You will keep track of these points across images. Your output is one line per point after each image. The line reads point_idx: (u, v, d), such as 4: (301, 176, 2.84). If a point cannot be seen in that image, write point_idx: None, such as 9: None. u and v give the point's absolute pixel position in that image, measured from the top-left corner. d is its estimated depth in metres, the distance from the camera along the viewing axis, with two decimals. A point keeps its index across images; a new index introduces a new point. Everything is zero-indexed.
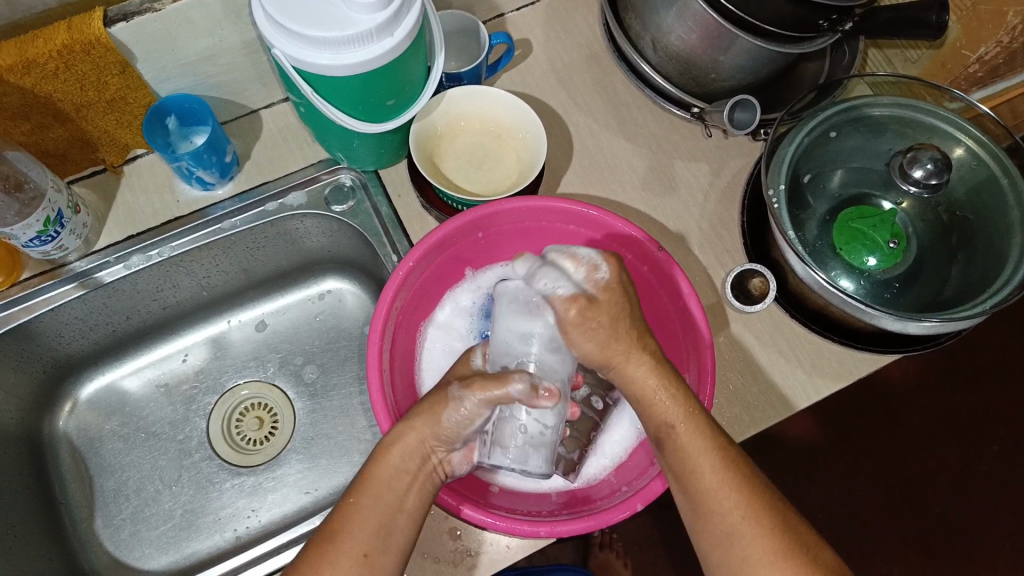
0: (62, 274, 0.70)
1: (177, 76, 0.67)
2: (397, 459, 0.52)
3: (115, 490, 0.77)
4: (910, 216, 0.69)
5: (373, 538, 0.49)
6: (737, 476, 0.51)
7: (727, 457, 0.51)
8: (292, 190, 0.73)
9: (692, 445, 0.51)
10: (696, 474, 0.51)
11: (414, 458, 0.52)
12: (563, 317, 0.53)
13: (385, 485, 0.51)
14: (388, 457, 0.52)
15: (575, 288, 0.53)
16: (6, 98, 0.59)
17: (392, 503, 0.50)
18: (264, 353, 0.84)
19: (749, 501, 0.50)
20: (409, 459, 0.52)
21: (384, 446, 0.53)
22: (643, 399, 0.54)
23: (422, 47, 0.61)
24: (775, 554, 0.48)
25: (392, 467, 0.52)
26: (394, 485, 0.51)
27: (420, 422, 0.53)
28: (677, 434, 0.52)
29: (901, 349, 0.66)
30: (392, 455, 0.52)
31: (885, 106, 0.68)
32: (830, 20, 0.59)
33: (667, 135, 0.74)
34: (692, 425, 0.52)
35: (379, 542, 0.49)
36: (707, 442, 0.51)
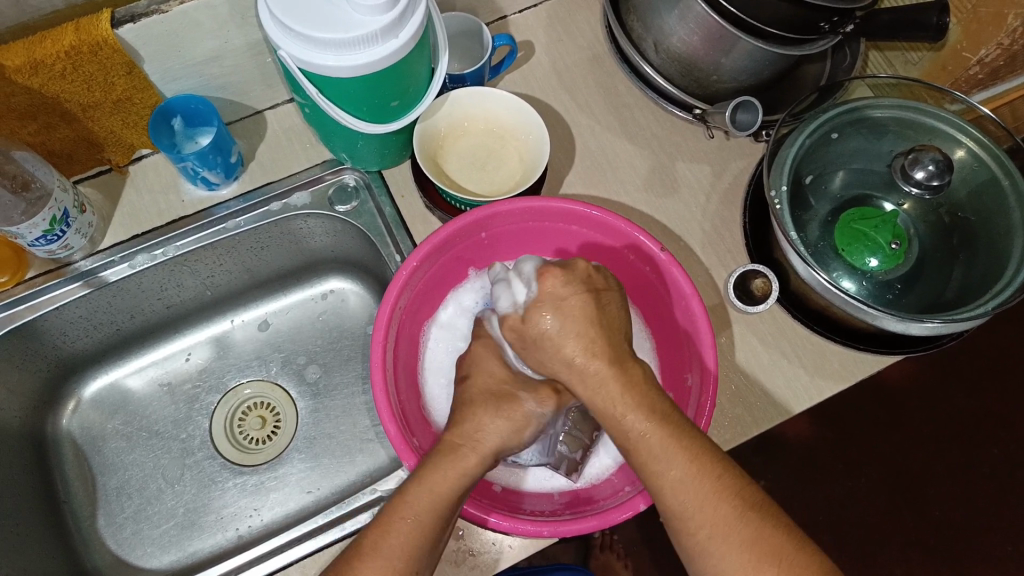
0: (66, 273, 0.70)
1: (183, 77, 0.68)
2: (451, 496, 0.50)
3: (118, 489, 0.77)
4: (912, 217, 0.69)
5: (408, 570, 0.47)
6: (708, 488, 0.48)
7: (698, 468, 0.48)
8: (295, 191, 0.74)
9: (663, 470, 0.49)
10: (668, 489, 0.49)
11: (468, 481, 0.51)
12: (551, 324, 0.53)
13: (434, 517, 0.49)
14: (445, 490, 0.50)
15: (516, 305, 0.56)
16: (14, 98, 0.60)
17: (433, 529, 0.49)
18: (267, 353, 0.84)
19: (715, 509, 0.47)
20: (458, 490, 0.50)
21: (441, 472, 0.50)
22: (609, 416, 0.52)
23: (426, 49, 0.62)
24: (749, 564, 0.46)
25: (441, 502, 0.49)
26: (439, 518, 0.49)
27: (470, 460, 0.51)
28: (644, 453, 0.50)
29: (903, 349, 0.66)
30: (447, 492, 0.50)
31: (886, 108, 0.69)
32: (831, 22, 0.59)
33: (669, 136, 0.75)
34: (662, 439, 0.49)
35: (414, 574, 0.48)
36: (677, 454, 0.49)
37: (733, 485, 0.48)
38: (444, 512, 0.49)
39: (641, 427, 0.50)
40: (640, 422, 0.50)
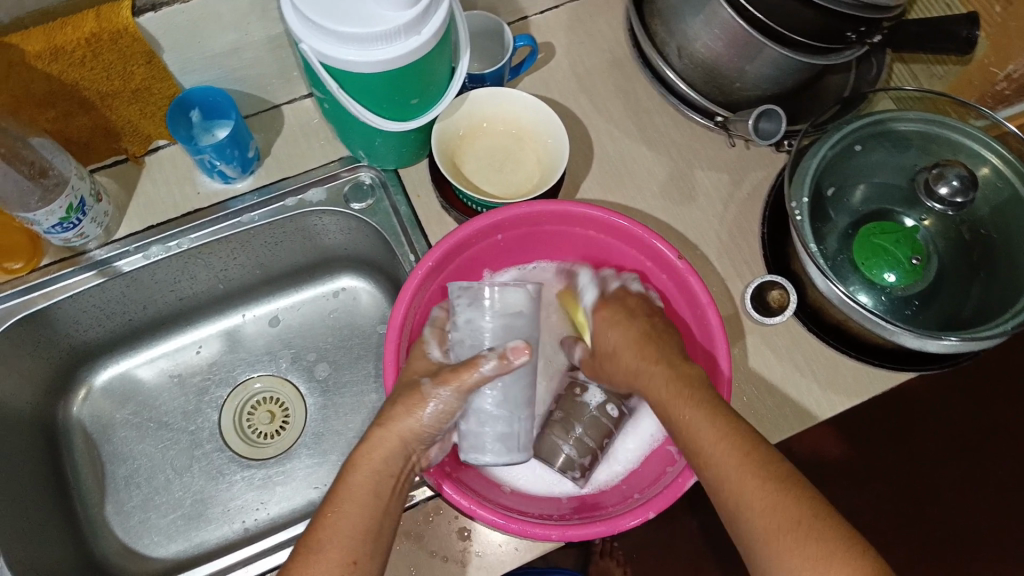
0: (80, 262, 0.70)
1: (203, 69, 0.68)
2: (368, 477, 0.55)
3: (127, 478, 0.78)
4: (932, 233, 0.68)
5: (359, 546, 0.51)
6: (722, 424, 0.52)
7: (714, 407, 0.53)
8: (310, 186, 0.73)
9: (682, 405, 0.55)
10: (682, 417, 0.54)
11: (395, 461, 0.56)
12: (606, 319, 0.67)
13: (368, 491, 0.54)
14: (371, 469, 0.55)
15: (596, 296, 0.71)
16: (33, 85, 0.59)
17: (374, 508, 0.53)
18: (277, 348, 0.84)
19: (714, 427, 0.52)
20: (390, 464, 0.56)
21: (361, 454, 0.56)
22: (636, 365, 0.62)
23: (448, 47, 0.61)
24: (741, 474, 0.49)
25: (369, 487, 0.54)
26: (376, 491, 0.54)
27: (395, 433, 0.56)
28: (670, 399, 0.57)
29: (919, 366, 0.65)
30: (373, 466, 0.55)
31: (911, 122, 0.68)
32: (857, 32, 0.58)
33: (688, 143, 0.74)
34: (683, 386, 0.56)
35: (365, 548, 0.51)
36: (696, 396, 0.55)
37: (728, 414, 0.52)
38: (379, 483, 0.55)
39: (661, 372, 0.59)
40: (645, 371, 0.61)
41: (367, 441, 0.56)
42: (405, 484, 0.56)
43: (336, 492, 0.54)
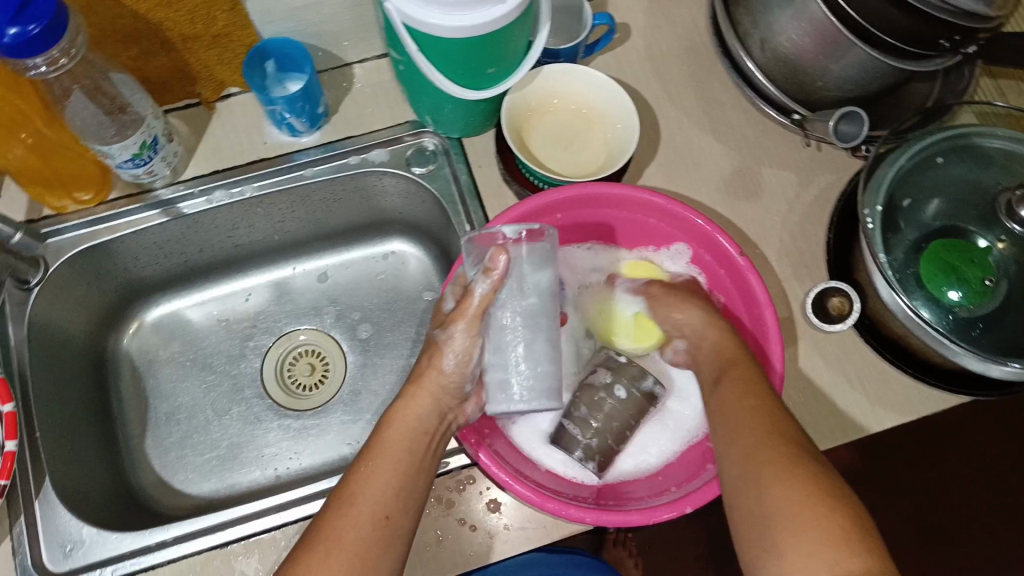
0: (146, 199, 0.72)
1: (282, 20, 0.68)
2: (401, 435, 0.58)
3: (168, 414, 0.80)
4: (1006, 256, 0.65)
5: (390, 500, 0.53)
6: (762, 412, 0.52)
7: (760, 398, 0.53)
8: (374, 147, 0.74)
9: (730, 388, 0.55)
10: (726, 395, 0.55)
11: (429, 419, 0.59)
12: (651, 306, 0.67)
13: (401, 448, 0.57)
14: (405, 427, 0.58)
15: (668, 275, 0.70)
16: (121, 21, 0.62)
17: (408, 466, 0.56)
18: (323, 304, 0.85)
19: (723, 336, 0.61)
20: (424, 421, 0.59)
21: (396, 413, 0.59)
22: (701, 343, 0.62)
23: (529, 20, 0.60)
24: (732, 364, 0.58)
25: (404, 443, 0.57)
26: (409, 449, 0.57)
27: (426, 387, 0.60)
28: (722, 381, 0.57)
29: (976, 392, 0.63)
30: (405, 424, 0.58)
31: (1002, 139, 0.66)
32: (951, 40, 0.56)
33: (759, 139, 0.72)
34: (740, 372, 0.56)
35: (396, 503, 0.53)
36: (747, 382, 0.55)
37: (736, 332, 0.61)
38: (412, 442, 0.57)
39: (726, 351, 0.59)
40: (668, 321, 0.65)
41: (399, 402, 0.60)
42: (439, 443, 0.59)
43: (371, 448, 0.57)
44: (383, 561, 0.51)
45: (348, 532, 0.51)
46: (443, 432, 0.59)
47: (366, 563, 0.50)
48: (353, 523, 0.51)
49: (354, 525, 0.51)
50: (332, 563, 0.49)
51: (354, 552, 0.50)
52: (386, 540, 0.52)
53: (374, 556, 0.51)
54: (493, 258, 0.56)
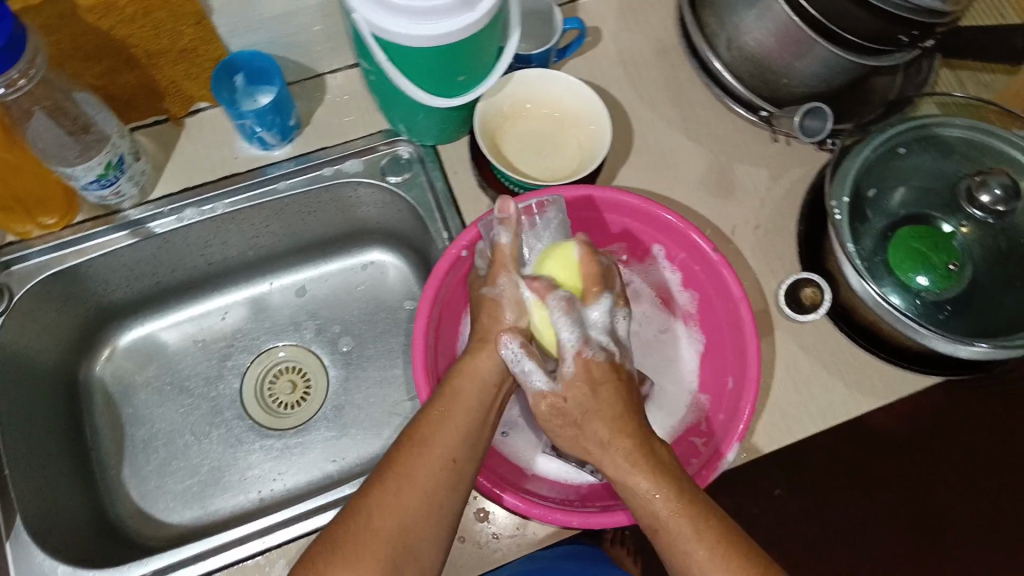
0: (114, 221, 0.70)
1: (250, 33, 0.67)
2: (616, 400, 0.57)
3: (145, 441, 0.78)
4: (969, 241, 0.67)
5: (460, 447, 0.53)
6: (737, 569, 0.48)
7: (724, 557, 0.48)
8: (348, 158, 0.73)
9: (681, 541, 0.50)
10: (689, 559, 0.49)
11: (496, 375, 0.59)
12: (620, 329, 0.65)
13: (472, 399, 0.56)
14: (476, 379, 0.58)
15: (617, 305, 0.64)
16: (81, 39, 0.59)
17: (478, 419, 0.56)
18: (302, 318, 0.84)
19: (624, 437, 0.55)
20: (493, 374, 0.59)
21: (468, 364, 0.58)
22: (627, 488, 0.53)
23: (499, 27, 0.61)
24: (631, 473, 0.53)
25: (609, 410, 0.56)
26: (479, 400, 0.56)
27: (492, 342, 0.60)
28: (665, 524, 0.51)
29: (948, 373, 0.65)
30: (476, 376, 0.58)
31: (959, 128, 0.68)
32: (910, 35, 0.58)
33: (730, 136, 0.74)
34: (681, 516, 0.50)
35: (464, 450, 0.53)
36: (701, 539, 0.49)
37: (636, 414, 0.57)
38: (483, 393, 0.57)
39: (666, 506, 0.51)
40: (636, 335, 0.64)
41: (469, 357, 0.59)
42: (503, 396, 0.59)
43: (442, 396, 0.56)
44: (449, 504, 0.51)
45: (420, 473, 0.51)
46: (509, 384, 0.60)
47: (434, 505, 0.51)
48: (423, 466, 0.52)
49: (424, 467, 0.52)
50: (404, 499, 0.50)
51: (425, 492, 0.51)
52: (455, 483, 0.52)
53: (442, 499, 0.51)
54: (502, 208, 0.60)
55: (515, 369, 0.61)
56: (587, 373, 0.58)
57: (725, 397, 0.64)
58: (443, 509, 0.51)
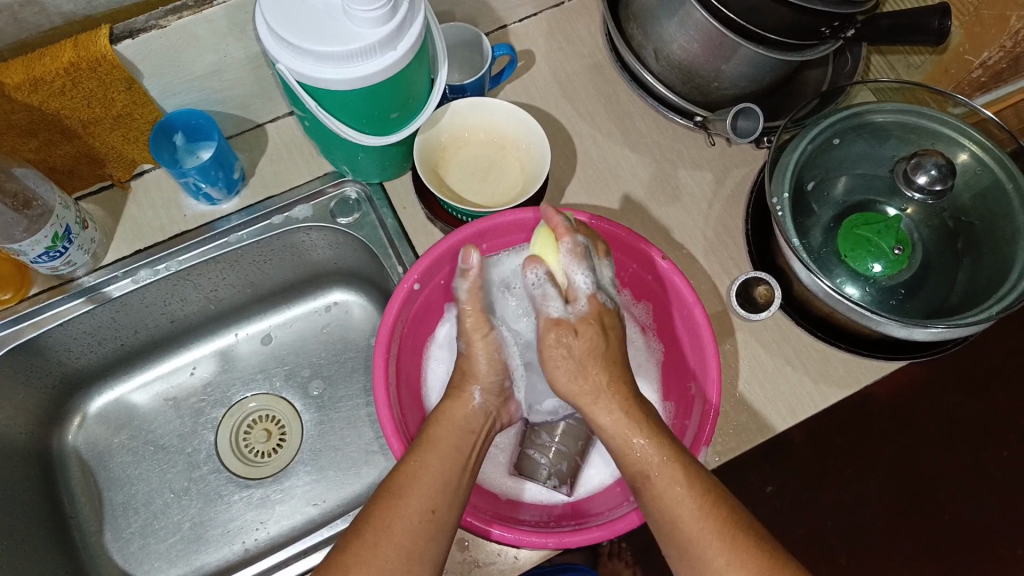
0: (70, 289, 0.70)
1: (184, 92, 0.68)
2: (619, 348, 0.59)
3: (124, 504, 0.77)
4: (916, 221, 0.68)
5: (438, 495, 0.52)
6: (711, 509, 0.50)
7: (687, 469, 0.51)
8: (297, 203, 0.74)
9: (669, 491, 0.51)
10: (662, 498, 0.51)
11: (474, 420, 0.59)
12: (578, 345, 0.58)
13: (451, 445, 0.56)
14: (452, 427, 0.57)
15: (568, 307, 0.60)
16: (15, 116, 0.60)
17: (457, 463, 0.55)
18: (271, 366, 0.84)
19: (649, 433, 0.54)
20: (471, 421, 0.59)
21: (444, 412, 0.59)
22: (620, 444, 0.54)
23: (425, 61, 0.62)
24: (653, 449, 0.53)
25: (606, 356, 0.58)
26: (457, 448, 0.56)
27: (467, 391, 0.60)
28: (654, 479, 0.52)
29: (909, 355, 0.66)
30: (454, 424, 0.58)
31: (888, 113, 0.69)
32: (832, 27, 0.59)
33: (671, 144, 0.74)
34: (670, 464, 0.52)
35: (444, 499, 0.52)
36: (688, 483, 0.51)
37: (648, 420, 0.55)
38: (460, 442, 0.56)
39: (654, 457, 0.52)
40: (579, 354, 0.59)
41: (445, 404, 0.60)
42: (485, 440, 0.59)
43: (420, 443, 0.55)
44: (431, 553, 0.50)
45: (398, 523, 0.50)
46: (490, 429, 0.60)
47: (414, 556, 0.49)
48: (401, 517, 0.50)
49: (403, 516, 0.50)
50: (382, 553, 0.48)
51: (404, 544, 0.49)
52: (435, 534, 0.50)
53: (421, 550, 0.49)
54: (465, 258, 0.61)
55: (493, 415, 0.62)
56: (598, 313, 0.59)
57: (689, 403, 0.63)
58: (423, 561, 0.49)
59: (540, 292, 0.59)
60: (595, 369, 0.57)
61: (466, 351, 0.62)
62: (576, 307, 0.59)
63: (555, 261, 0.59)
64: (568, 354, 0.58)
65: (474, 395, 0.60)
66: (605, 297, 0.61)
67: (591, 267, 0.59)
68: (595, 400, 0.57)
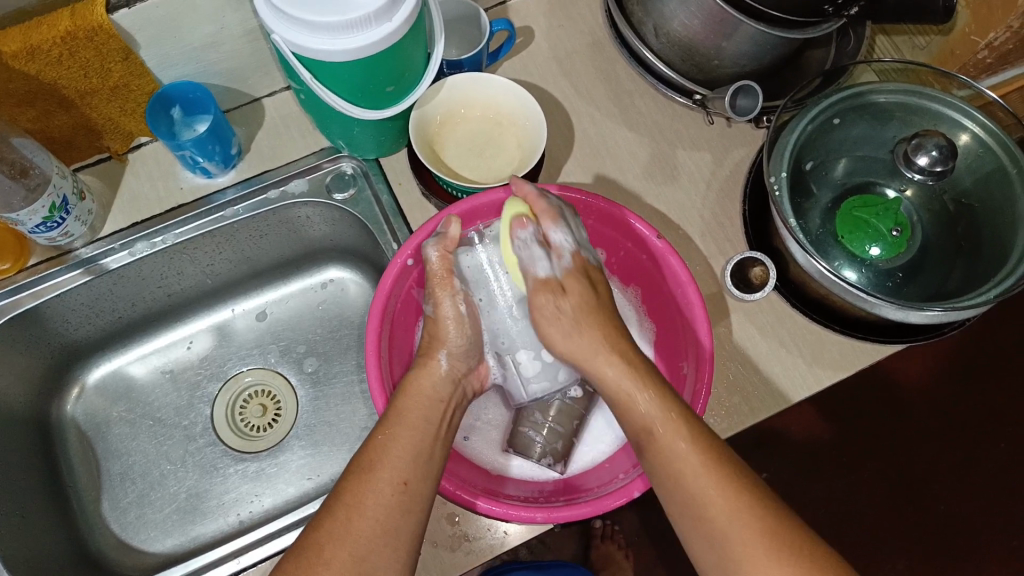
0: (68, 260, 0.71)
1: (181, 63, 0.68)
2: (610, 300, 0.60)
3: (121, 474, 0.78)
4: (915, 205, 0.68)
5: (410, 467, 0.52)
6: (731, 483, 0.48)
7: (736, 485, 0.48)
8: (294, 177, 0.74)
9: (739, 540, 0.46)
10: (696, 490, 0.48)
11: (442, 388, 0.59)
12: (570, 305, 0.59)
13: (419, 416, 0.55)
14: (421, 398, 0.57)
15: (575, 244, 0.60)
16: (12, 85, 0.60)
17: (428, 432, 0.55)
18: (267, 341, 0.84)
19: (697, 440, 0.50)
20: (439, 390, 0.58)
21: (410, 385, 0.58)
22: (621, 399, 0.54)
23: (421, 35, 0.61)
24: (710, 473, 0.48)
25: (601, 312, 0.58)
26: (427, 417, 0.55)
27: (434, 357, 0.60)
28: (659, 436, 0.51)
29: (905, 338, 0.65)
30: (422, 394, 0.57)
31: (891, 93, 0.67)
32: (834, 4, 0.58)
33: (670, 124, 0.74)
34: (676, 423, 0.51)
35: (417, 470, 0.52)
36: (695, 443, 0.50)
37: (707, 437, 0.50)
38: (430, 410, 0.56)
39: (699, 471, 0.48)
40: (649, 410, 0.52)
41: (413, 374, 0.59)
42: (454, 409, 0.59)
43: (391, 414, 0.55)
44: (405, 528, 0.50)
45: (369, 499, 0.49)
46: (458, 398, 0.60)
47: (388, 531, 0.49)
48: (374, 494, 0.50)
49: (376, 492, 0.50)
50: (356, 529, 0.48)
51: (379, 520, 0.49)
52: (409, 506, 0.50)
53: (396, 523, 0.49)
54: (445, 225, 0.61)
55: (464, 381, 0.62)
56: (583, 268, 0.60)
57: (682, 382, 0.63)
58: (397, 537, 0.49)
59: (524, 253, 0.60)
60: (610, 368, 0.55)
61: (435, 315, 0.63)
62: (558, 262, 0.60)
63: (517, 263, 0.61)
64: (564, 317, 0.59)
65: (441, 362, 0.60)
66: (592, 250, 0.63)
67: (569, 227, 0.60)
68: (594, 355, 0.56)
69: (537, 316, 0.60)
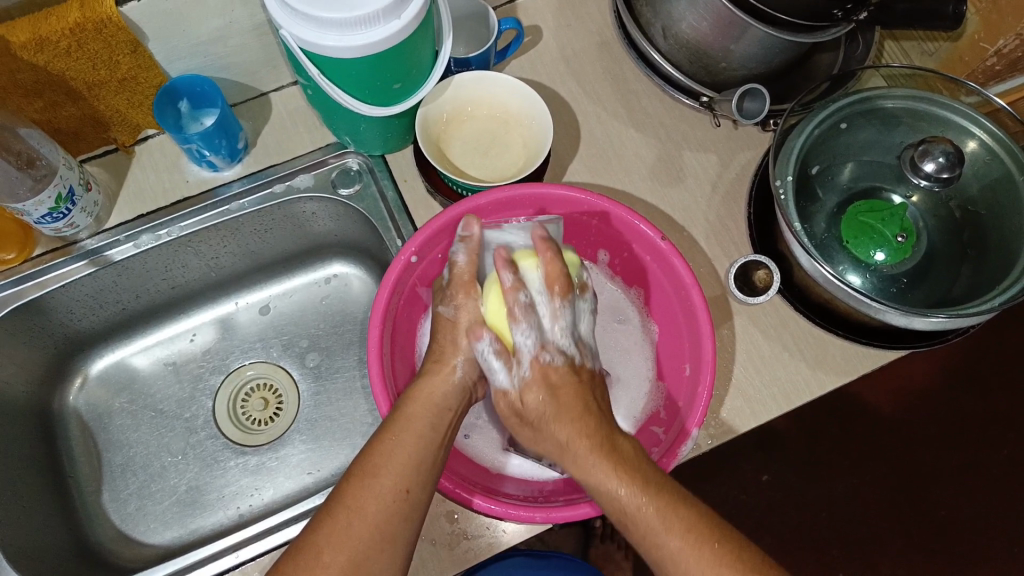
0: (72, 251, 0.71)
1: (189, 57, 0.68)
2: (582, 399, 0.56)
3: (122, 466, 0.78)
4: (921, 211, 0.67)
5: (411, 475, 0.52)
6: (665, 498, 0.50)
7: (672, 512, 0.49)
8: (299, 172, 0.74)
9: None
10: (632, 520, 0.50)
11: (452, 397, 0.57)
12: (544, 402, 0.56)
13: (423, 424, 0.55)
14: (428, 404, 0.56)
15: (542, 340, 0.58)
16: (20, 75, 0.60)
17: (433, 442, 0.54)
18: (270, 335, 0.85)
19: (632, 477, 0.51)
20: (448, 399, 0.57)
21: (419, 389, 0.57)
22: (570, 463, 0.54)
23: (429, 32, 0.61)
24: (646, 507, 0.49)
25: (570, 406, 0.55)
26: (432, 425, 0.55)
27: (449, 363, 0.59)
28: (594, 474, 0.52)
29: (908, 345, 0.65)
30: (431, 402, 0.56)
31: (898, 99, 0.67)
32: (844, 9, 0.57)
33: (677, 125, 0.74)
34: (604, 461, 0.52)
35: (419, 478, 0.52)
36: (630, 480, 0.50)
37: (647, 473, 0.51)
38: (436, 418, 0.55)
39: (635, 503, 0.50)
40: (625, 504, 0.50)
41: (423, 379, 0.58)
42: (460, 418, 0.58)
43: (396, 419, 0.54)
44: (401, 533, 0.50)
45: (370, 506, 0.49)
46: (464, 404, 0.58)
47: (385, 535, 0.49)
48: (374, 500, 0.50)
49: (375, 498, 0.50)
50: (355, 533, 0.48)
51: (378, 525, 0.49)
52: (408, 513, 0.50)
53: (395, 529, 0.50)
54: (467, 226, 0.61)
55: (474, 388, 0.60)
56: (545, 376, 0.57)
57: (683, 385, 0.63)
58: (395, 543, 0.49)
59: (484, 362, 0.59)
60: (565, 425, 0.54)
61: (454, 318, 0.61)
62: (518, 372, 0.58)
63: (505, 328, 0.59)
64: (537, 420, 0.56)
65: (457, 368, 0.58)
66: (565, 343, 0.59)
67: (540, 322, 0.58)
68: (561, 456, 0.55)
69: (501, 407, 0.60)
